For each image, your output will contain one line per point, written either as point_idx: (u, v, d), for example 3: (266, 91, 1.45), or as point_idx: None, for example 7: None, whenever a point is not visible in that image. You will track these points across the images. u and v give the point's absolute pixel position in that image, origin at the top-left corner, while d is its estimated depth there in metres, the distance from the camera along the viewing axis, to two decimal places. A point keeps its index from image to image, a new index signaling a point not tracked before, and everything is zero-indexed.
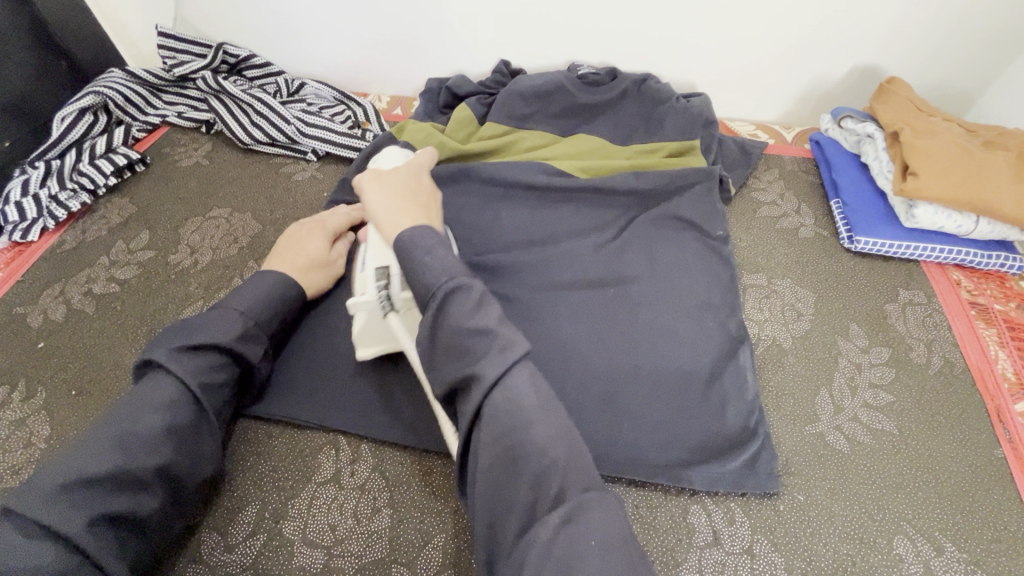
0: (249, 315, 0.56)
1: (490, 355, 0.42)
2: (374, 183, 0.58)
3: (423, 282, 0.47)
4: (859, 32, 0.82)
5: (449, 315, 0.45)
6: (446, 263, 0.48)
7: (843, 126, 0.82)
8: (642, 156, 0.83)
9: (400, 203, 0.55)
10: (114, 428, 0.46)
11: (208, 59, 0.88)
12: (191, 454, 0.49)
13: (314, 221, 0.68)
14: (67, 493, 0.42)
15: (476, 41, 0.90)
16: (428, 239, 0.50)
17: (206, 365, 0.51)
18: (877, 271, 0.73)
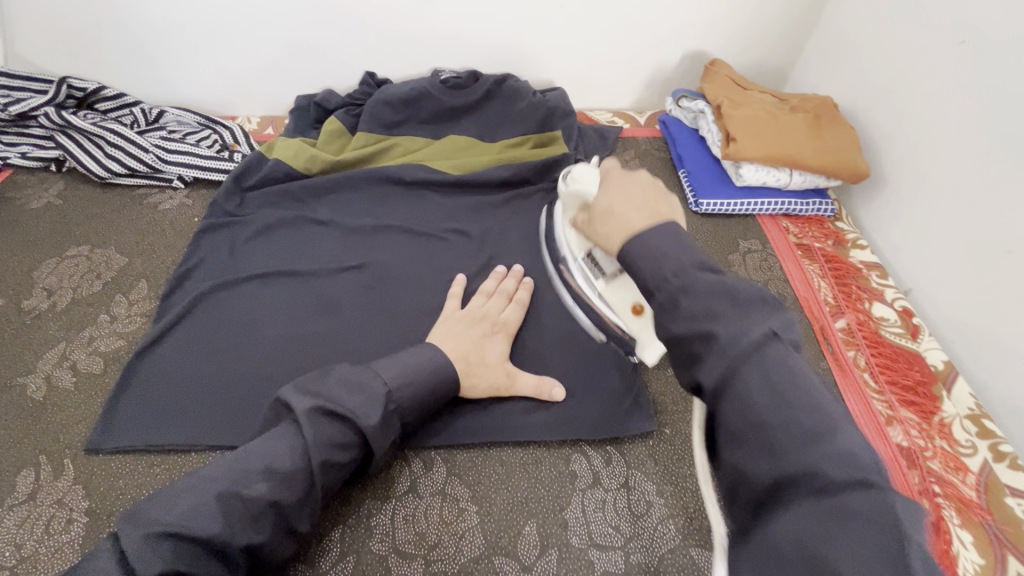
0: (392, 396, 0.51)
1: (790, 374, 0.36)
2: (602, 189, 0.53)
3: (659, 261, 0.42)
4: (682, 23, 0.93)
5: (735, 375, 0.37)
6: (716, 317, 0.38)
7: (681, 106, 0.93)
8: (509, 150, 0.89)
9: (618, 225, 0.48)
10: (228, 481, 0.44)
11: (49, 94, 0.84)
12: (284, 534, 0.45)
13: (496, 317, 0.65)
14: (165, 546, 0.39)
15: (339, 55, 0.93)
16: (666, 242, 0.43)
17: (334, 442, 0.47)
18: (720, 227, 0.83)
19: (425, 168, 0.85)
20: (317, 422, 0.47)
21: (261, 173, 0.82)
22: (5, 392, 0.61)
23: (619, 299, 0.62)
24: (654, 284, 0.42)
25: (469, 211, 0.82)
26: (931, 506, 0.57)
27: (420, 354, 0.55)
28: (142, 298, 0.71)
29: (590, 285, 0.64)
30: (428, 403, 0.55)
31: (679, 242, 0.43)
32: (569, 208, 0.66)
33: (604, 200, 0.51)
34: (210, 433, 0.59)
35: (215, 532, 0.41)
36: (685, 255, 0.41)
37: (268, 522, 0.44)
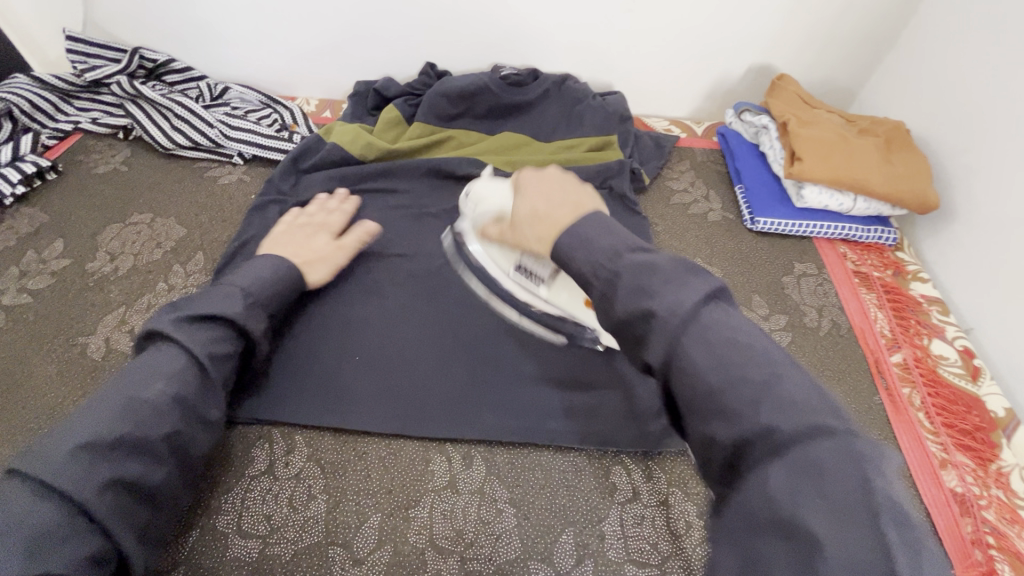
0: (250, 297, 0.57)
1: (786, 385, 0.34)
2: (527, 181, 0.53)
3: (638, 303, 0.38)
4: (750, 34, 0.91)
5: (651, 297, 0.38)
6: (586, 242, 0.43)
7: (743, 119, 0.91)
8: (562, 151, 0.88)
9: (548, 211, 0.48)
10: (120, 396, 0.46)
11: (122, 63, 0.86)
12: (200, 425, 0.49)
13: (319, 222, 0.72)
14: (80, 458, 0.41)
15: (400, 44, 0.93)
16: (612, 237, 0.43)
17: (215, 335, 0.53)
18: (774, 247, 0.81)
19: (479, 163, 0.85)
20: (188, 332, 0.51)
21: (319, 156, 0.83)
22: (67, 350, 0.63)
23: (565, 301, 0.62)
24: (592, 275, 0.42)
25: None
26: (984, 557, 0.55)
27: (267, 262, 0.62)
28: (198, 270, 0.72)
29: (534, 291, 0.64)
30: (290, 294, 0.62)
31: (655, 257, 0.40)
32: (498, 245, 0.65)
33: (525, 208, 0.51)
34: (257, 407, 0.59)
35: (125, 433, 0.44)
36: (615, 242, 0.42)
37: (176, 416, 0.47)
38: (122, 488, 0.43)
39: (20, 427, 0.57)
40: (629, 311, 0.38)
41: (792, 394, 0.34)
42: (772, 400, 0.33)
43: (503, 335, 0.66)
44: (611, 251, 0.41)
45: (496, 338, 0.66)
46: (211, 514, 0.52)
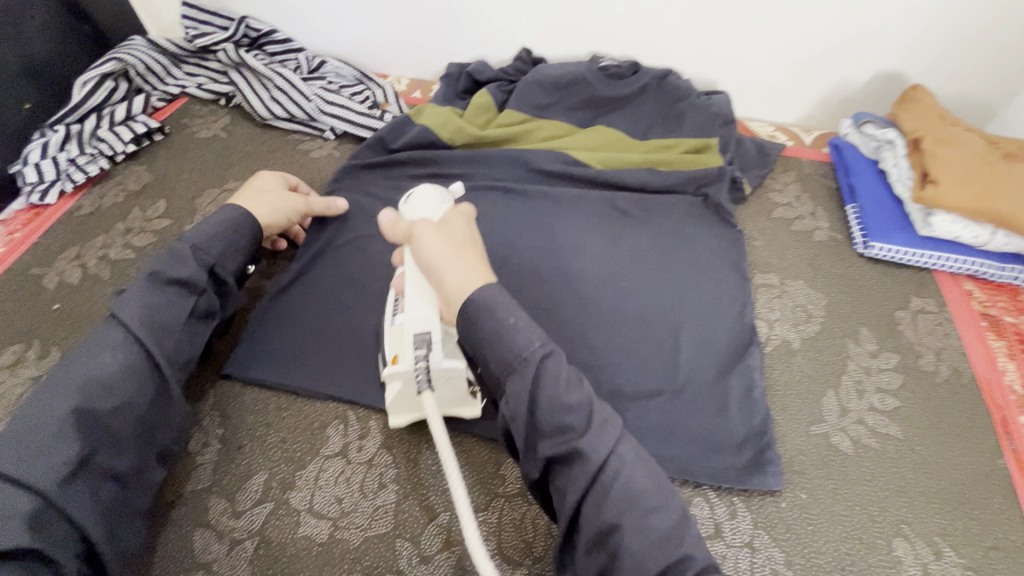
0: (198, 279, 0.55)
1: (592, 434, 0.43)
2: (425, 241, 0.50)
3: (504, 347, 0.44)
4: (884, 37, 0.82)
5: (544, 391, 0.44)
6: (528, 325, 0.45)
7: (863, 131, 0.82)
8: (658, 152, 0.83)
9: (463, 256, 0.49)
10: (81, 373, 0.47)
11: (229, 31, 0.88)
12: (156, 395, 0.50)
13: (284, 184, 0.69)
14: (46, 440, 0.43)
15: (498, 26, 0.90)
16: (512, 305, 0.46)
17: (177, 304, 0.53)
18: (888, 277, 0.73)
19: (569, 158, 0.82)
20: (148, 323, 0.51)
21: (409, 136, 0.82)
22: None
23: (394, 342, 0.54)
24: (521, 356, 0.44)
25: (610, 210, 0.77)
26: None
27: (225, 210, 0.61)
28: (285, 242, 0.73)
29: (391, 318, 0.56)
30: (238, 244, 0.59)
31: (541, 333, 0.45)
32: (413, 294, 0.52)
33: (439, 258, 0.48)
34: (334, 387, 0.59)
35: (73, 427, 0.44)
36: (539, 336, 0.45)
37: (136, 408, 0.48)
38: (86, 484, 0.44)
39: None
40: (556, 446, 0.43)
41: (631, 492, 0.42)
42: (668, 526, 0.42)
43: (582, 343, 0.64)
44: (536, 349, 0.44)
45: (575, 345, 0.64)
46: (284, 487, 0.53)
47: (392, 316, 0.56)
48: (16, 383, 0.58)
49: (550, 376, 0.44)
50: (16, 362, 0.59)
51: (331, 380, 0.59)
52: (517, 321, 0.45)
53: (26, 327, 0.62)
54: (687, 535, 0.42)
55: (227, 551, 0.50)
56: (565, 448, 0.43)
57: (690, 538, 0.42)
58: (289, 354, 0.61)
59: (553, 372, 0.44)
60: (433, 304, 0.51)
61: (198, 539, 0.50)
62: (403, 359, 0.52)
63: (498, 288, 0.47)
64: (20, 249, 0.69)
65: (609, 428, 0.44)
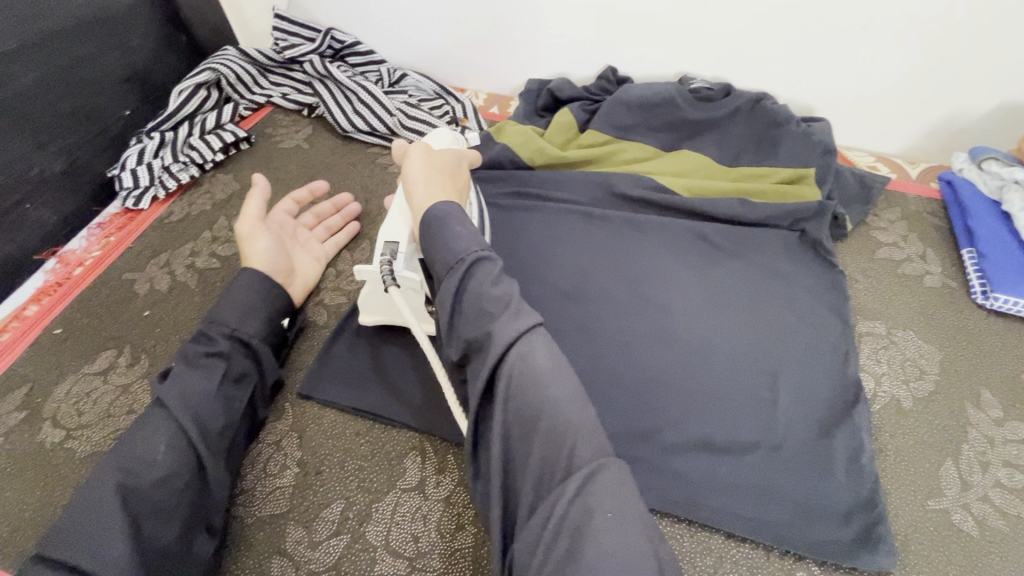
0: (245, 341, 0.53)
1: (507, 320, 0.44)
2: (408, 155, 0.58)
3: (445, 248, 0.48)
4: (1014, 66, 0.74)
5: (471, 281, 0.47)
6: (468, 234, 0.49)
7: (984, 168, 0.75)
8: (750, 181, 0.78)
9: (437, 177, 0.56)
10: (125, 451, 0.46)
11: (316, 43, 0.88)
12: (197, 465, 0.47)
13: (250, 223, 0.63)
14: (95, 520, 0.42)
15: (584, 43, 0.87)
16: (455, 216, 0.50)
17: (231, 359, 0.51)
18: (1013, 333, 0.66)
19: (654, 183, 0.78)
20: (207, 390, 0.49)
21: (489, 154, 0.80)
22: None
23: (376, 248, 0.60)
24: (461, 251, 0.48)
25: (697, 242, 0.73)
26: None
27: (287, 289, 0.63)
28: (363, 259, 0.72)
29: None
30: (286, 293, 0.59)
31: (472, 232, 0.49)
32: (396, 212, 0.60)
33: (417, 170, 0.56)
34: (414, 415, 0.57)
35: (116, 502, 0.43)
36: (474, 240, 0.48)
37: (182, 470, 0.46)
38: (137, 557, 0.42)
39: None
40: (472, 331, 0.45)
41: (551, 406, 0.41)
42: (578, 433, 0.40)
43: (669, 386, 0.60)
44: (467, 250, 0.48)
45: (661, 388, 0.60)
46: (361, 520, 0.52)
47: None
48: (107, 388, 0.59)
49: (480, 274, 0.47)
50: (108, 367, 0.61)
51: (409, 408, 0.57)
52: (461, 230, 0.49)
53: (118, 332, 0.64)
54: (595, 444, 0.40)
55: None
56: (483, 331, 0.45)
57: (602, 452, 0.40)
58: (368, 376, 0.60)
59: (487, 274, 0.47)
60: (406, 219, 0.57)
61: (275, 568, 0.49)
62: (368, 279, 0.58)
63: (450, 203, 0.52)
64: (114, 252, 0.71)
65: (524, 316, 0.45)
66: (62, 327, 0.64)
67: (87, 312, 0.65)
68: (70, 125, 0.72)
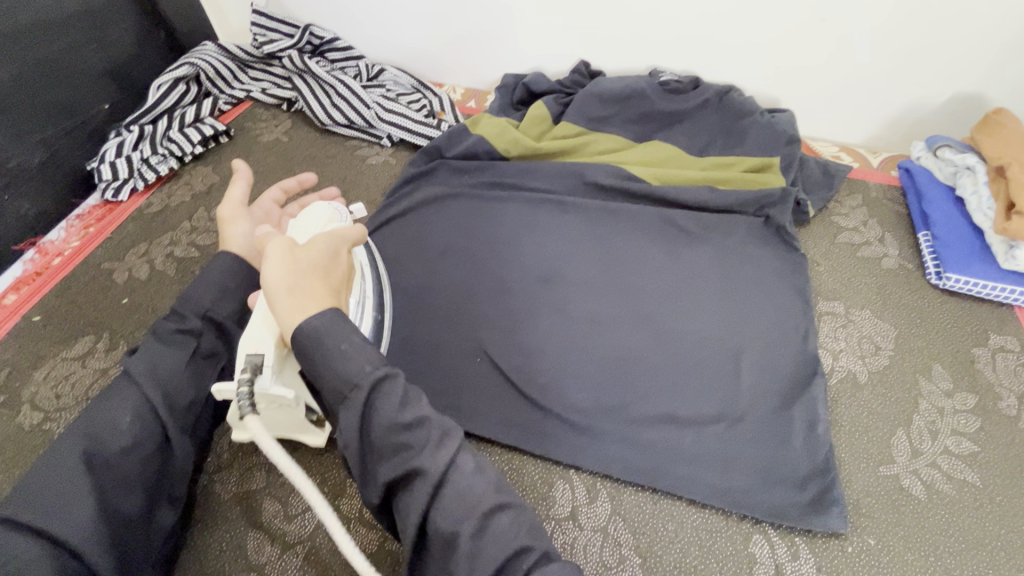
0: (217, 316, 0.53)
1: (431, 450, 0.40)
2: (266, 263, 0.43)
3: (337, 370, 0.40)
4: (966, 58, 0.78)
5: (376, 416, 0.40)
6: (363, 350, 0.41)
7: (939, 156, 0.77)
8: (717, 170, 0.81)
9: (308, 280, 0.43)
10: (93, 422, 0.46)
11: (295, 38, 0.90)
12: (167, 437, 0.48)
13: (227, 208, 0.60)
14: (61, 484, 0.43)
15: (558, 37, 0.89)
16: (346, 330, 0.41)
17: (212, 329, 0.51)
18: (964, 311, 0.69)
19: (625, 172, 0.80)
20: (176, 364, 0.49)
21: (464, 145, 0.82)
22: None
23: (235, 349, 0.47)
24: (354, 376, 0.40)
25: (666, 229, 0.75)
26: None
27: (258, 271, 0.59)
28: None
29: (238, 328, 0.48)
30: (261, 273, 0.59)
31: (366, 346, 0.41)
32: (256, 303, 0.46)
33: (277, 274, 0.42)
34: None
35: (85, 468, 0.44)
36: (372, 357, 0.41)
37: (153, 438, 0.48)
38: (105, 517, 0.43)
39: None
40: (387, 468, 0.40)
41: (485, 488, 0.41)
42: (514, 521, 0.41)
43: (636, 364, 0.62)
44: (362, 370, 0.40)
45: (628, 367, 0.62)
46: (337, 494, 0.53)
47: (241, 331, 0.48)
48: (86, 373, 0.60)
49: (385, 400, 0.41)
50: (87, 353, 0.62)
51: None
52: (352, 344, 0.41)
53: (98, 319, 0.65)
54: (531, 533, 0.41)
55: (278, 555, 0.50)
56: (403, 469, 0.40)
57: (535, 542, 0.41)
58: None
59: (394, 389, 0.41)
60: (271, 325, 0.45)
61: (252, 540, 0.51)
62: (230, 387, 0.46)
63: (335, 311, 0.42)
64: (93, 243, 0.72)
65: (448, 442, 0.41)
66: (41, 315, 0.65)
67: (66, 300, 0.66)
68: (48, 118, 0.73)
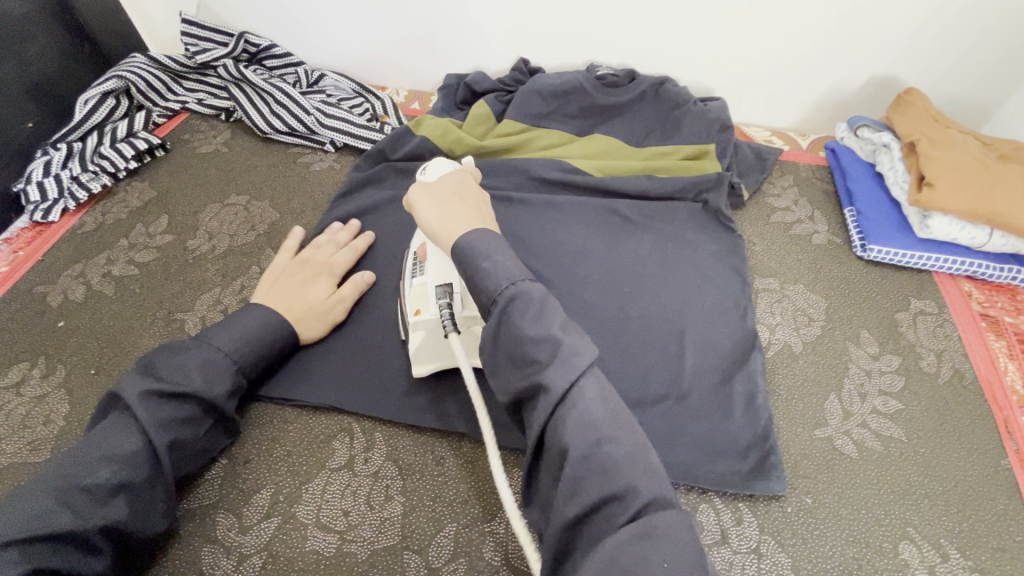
0: (235, 359, 0.54)
1: (556, 367, 0.40)
2: (420, 201, 0.54)
3: (478, 289, 0.46)
4: (879, 42, 0.83)
5: (510, 322, 0.43)
6: (506, 266, 0.46)
7: (859, 135, 0.82)
8: (657, 159, 0.84)
9: (455, 211, 0.52)
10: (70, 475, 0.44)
11: (229, 47, 0.88)
12: (147, 512, 0.47)
13: (321, 262, 0.66)
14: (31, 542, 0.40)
15: (496, 37, 0.91)
16: (495, 246, 0.48)
17: (220, 374, 0.53)
18: (887, 279, 0.74)
19: (568, 166, 0.82)
20: (140, 389, 0.48)
21: (409, 147, 0.82)
22: (166, 325, 0.65)
23: (416, 295, 0.58)
24: (494, 288, 0.45)
25: (609, 219, 0.78)
26: None
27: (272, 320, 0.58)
28: None
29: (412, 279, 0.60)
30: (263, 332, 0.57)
31: (508, 264, 0.46)
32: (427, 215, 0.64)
33: (432, 214, 0.52)
34: (339, 398, 0.59)
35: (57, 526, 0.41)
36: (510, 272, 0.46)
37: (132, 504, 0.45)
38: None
39: None
40: (522, 384, 0.42)
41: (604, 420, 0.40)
42: (624, 467, 0.38)
43: None
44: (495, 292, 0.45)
45: None
46: (291, 501, 0.53)
47: (411, 274, 0.60)
48: (21, 402, 0.58)
49: (517, 313, 0.43)
50: (22, 380, 0.60)
51: (337, 393, 0.59)
52: (497, 261, 0.46)
53: (31, 345, 0.63)
54: (653, 481, 0.38)
55: (233, 568, 0.50)
56: (530, 380, 0.41)
57: (665, 495, 0.37)
58: (293, 365, 0.61)
59: (525, 305, 0.44)
60: (448, 260, 0.56)
61: (206, 556, 0.50)
62: (421, 315, 0.56)
63: (484, 231, 0.49)
64: (23, 266, 0.70)
65: (577, 357, 0.41)
66: None
67: None
68: None
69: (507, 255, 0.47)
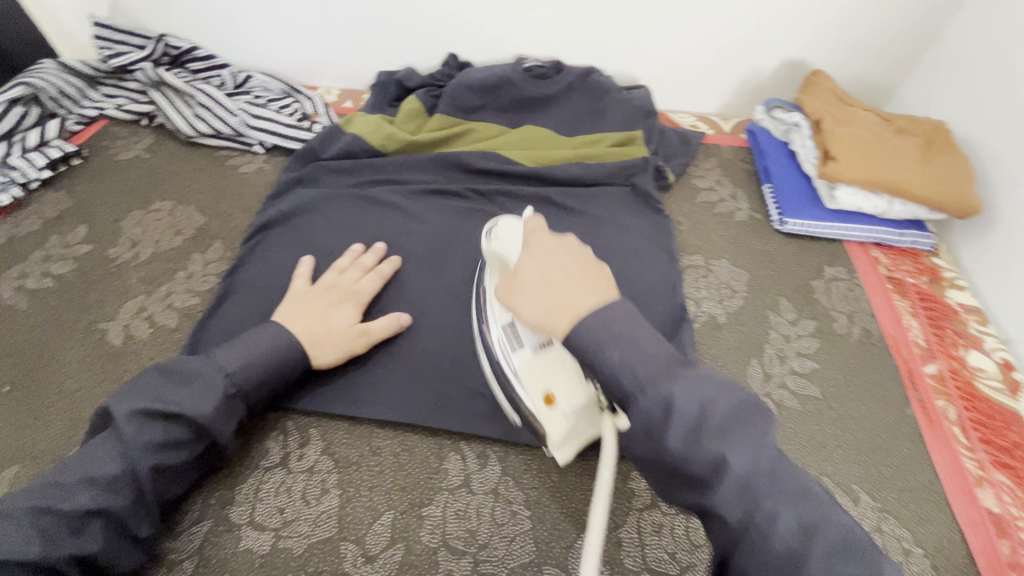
0: (235, 379, 0.51)
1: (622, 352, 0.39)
2: (518, 301, 0.45)
3: (623, 377, 0.39)
4: (786, 27, 0.87)
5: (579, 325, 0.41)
6: (640, 352, 0.39)
7: (773, 116, 0.87)
8: (587, 146, 0.86)
9: (571, 285, 0.43)
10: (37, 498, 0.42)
11: (147, 50, 0.85)
12: (123, 538, 0.46)
13: (347, 288, 0.63)
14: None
15: (423, 32, 0.91)
16: (625, 331, 0.40)
17: (216, 397, 0.49)
18: (803, 250, 0.78)
19: (500, 156, 0.83)
20: (130, 408, 0.46)
21: (339, 145, 0.82)
22: (87, 336, 0.63)
23: (532, 381, 0.50)
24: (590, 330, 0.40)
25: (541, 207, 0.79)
26: (1009, 551, 0.54)
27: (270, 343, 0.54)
28: (217, 258, 0.72)
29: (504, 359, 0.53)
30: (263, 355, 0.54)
31: (642, 343, 0.40)
32: (492, 271, 0.56)
33: (536, 306, 0.44)
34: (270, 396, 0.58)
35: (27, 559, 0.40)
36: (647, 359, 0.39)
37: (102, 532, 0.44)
38: None
39: (41, 410, 0.58)
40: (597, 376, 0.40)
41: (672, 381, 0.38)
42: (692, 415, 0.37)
43: None
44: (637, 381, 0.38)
45: None
46: (225, 502, 0.53)
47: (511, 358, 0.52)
48: None
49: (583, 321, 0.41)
50: None
51: None
52: (622, 358, 0.39)
53: None
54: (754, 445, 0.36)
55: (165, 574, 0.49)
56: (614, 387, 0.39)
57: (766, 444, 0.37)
58: None
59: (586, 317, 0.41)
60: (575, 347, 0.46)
61: None
62: (565, 400, 0.48)
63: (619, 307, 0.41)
64: None
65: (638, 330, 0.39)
66: None
67: None
68: None
69: (632, 330, 0.40)
